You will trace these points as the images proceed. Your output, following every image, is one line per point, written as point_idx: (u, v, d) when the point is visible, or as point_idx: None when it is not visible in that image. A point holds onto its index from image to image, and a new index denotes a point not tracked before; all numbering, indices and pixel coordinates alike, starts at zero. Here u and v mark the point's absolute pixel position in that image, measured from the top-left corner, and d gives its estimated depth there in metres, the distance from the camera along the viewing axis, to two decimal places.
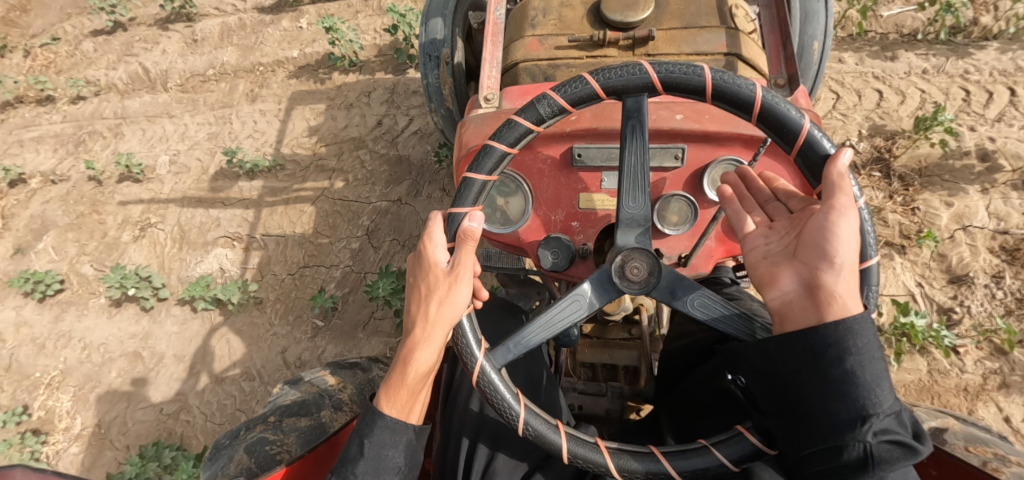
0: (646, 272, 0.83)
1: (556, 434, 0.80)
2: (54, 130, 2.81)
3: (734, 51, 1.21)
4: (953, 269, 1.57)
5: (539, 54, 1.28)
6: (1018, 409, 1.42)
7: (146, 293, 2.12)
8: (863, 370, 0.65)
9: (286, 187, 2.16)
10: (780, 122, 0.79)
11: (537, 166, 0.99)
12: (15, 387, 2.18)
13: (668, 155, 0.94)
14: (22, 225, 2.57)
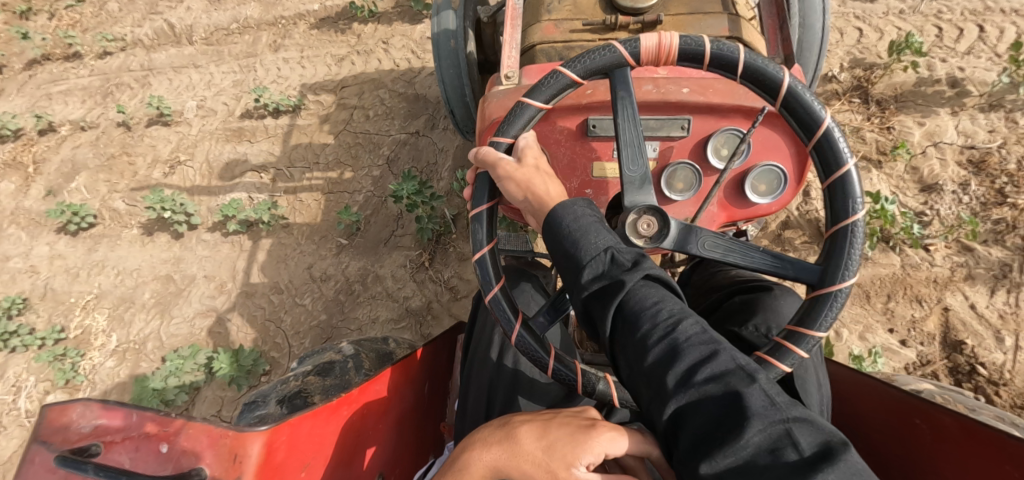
0: (658, 226, 0.88)
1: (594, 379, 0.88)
2: (82, 83, 2.95)
3: (736, 35, 1.28)
4: (924, 179, 1.73)
5: (554, 37, 1.34)
6: (981, 296, 1.58)
7: (181, 219, 2.25)
8: (631, 303, 0.75)
9: (311, 124, 2.32)
10: (763, 80, 0.86)
11: (554, 136, 1.09)
12: (53, 311, 2.32)
13: (675, 126, 1.06)
14: (53, 169, 2.71)
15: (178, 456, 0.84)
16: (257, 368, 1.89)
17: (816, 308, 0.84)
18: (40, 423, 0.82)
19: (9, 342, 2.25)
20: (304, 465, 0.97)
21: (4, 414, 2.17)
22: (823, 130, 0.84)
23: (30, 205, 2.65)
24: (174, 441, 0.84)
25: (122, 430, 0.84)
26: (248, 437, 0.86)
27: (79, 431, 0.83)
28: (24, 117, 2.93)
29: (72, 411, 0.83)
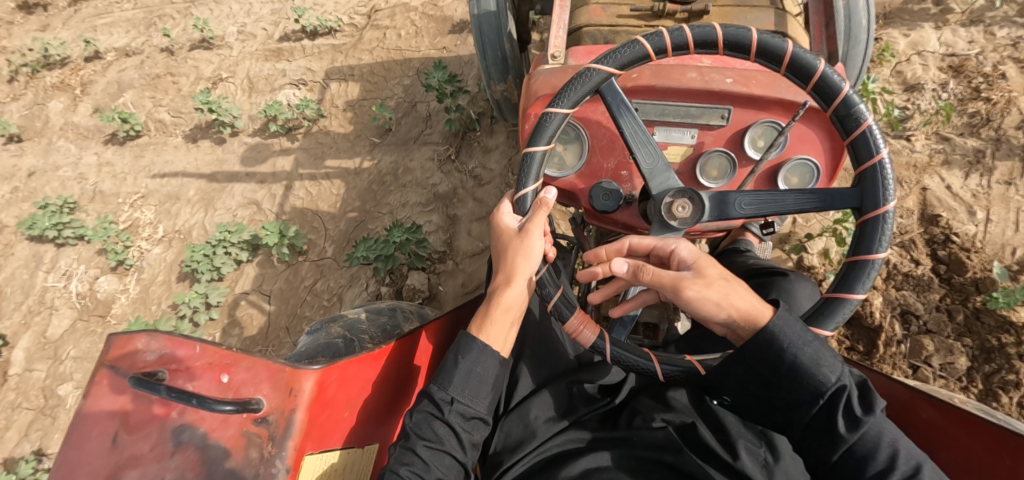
0: (688, 211, 0.99)
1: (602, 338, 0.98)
2: (126, 16, 3.13)
3: (782, 28, 1.38)
4: (908, 81, 1.92)
5: (601, 20, 1.44)
6: (957, 179, 1.76)
7: (226, 121, 2.44)
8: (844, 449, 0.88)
9: (345, 44, 2.52)
10: (771, 54, 0.95)
11: (596, 117, 1.15)
12: (103, 209, 2.53)
13: (715, 115, 1.09)
14: (100, 90, 2.90)
15: (238, 385, 0.94)
16: (297, 244, 2.08)
17: (852, 277, 0.91)
18: (107, 349, 0.92)
19: (63, 233, 2.45)
20: (348, 404, 1.07)
21: (60, 298, 2.37)
22: (862, 130, 0.92)
23: (79, 120, 2.85)
24: (234, 373, 0.94)
25: (187, 360, 0.93)
26: (303, 373, 0.96)
27: (144, 359, 0.92)
28: (73, 47, 3.15)
29: (136, 342, 0.93)
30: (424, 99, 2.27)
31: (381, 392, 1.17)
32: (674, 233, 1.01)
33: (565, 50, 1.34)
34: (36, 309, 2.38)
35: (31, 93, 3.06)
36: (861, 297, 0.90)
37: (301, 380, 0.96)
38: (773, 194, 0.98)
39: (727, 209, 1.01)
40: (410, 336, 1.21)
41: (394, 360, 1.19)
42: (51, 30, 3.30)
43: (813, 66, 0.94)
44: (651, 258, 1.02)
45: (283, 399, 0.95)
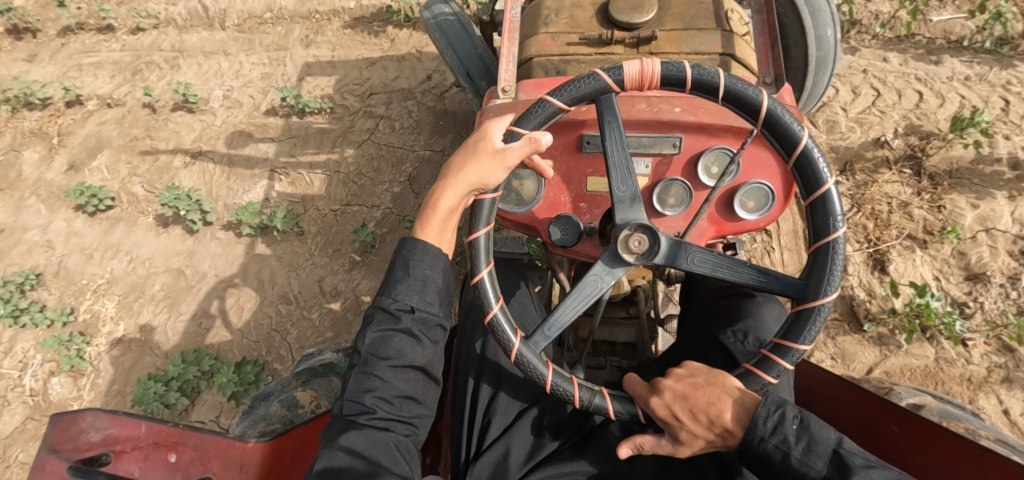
0: (646, 245, 1.03)
1: (567, 385, 1.03)
2: (112, 57, 2.90)
3: (727, 51, 1.44)
4: (970, 266, 1.64)
5: (552, 50, 1.50)
6: (1018, 404, 1.48)
7: (195, 216, 2.24)
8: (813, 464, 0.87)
9: (334, 129, 2.28)
10: (730, 97, 1.01)
11: (551, 150, 1.26)
12: (65, 290, 2.38)
13: (667, 144, 1.21)
14: (78, 143, 2.71)
15: (184, 463, 1.10)
16: (257, 382, 1.89)
17: (799, 327, 0.98)
18: (50, 434, 1.04)
19: (21, 319, 2.31)
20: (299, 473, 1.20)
21: (9, 391, 2.22)
22: (821, 190, 0.98)
23: (52, 178, 2.67)
24: (180, 452, 1.10)
25: (131, 441, 1.09)
26: (249, 450, 1.13)
27: (88, 440, 1.05)
28: (57, 87, 2.96)
29: (80, 422, 1.06)
30: (413, 212, 2.05)
31: None
32: (626, 266, 1.06)
33: (516, 84, 1.41)
34: None
35: (8, 134, 2.87)
36: (805, 347, 0.96)
37: (249, 455, 1.12)
38: (725, 259, 1.03)
39: (680, 257, 1.04)
40: None
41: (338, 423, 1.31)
42: (38, 62, 3.11)
43: (756, 104, 1.00)
44: (595, 287, 1.07)
45: (234, 474, 1.10)
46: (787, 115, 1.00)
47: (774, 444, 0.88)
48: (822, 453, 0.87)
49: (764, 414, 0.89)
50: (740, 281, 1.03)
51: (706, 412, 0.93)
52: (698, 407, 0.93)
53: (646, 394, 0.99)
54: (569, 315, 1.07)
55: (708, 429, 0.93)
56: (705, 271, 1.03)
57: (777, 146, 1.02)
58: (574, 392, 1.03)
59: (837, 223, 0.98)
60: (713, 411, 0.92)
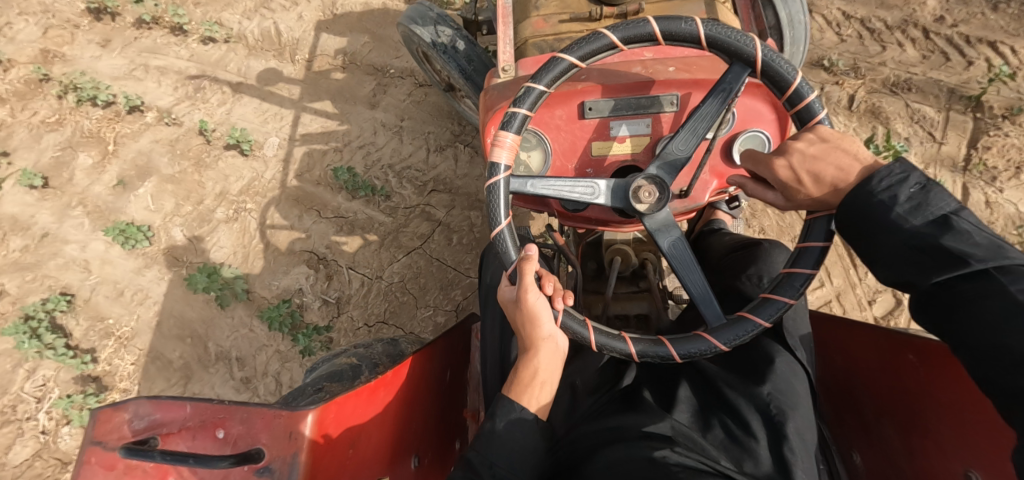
0: (652, 195, 1.25)
1: (623, 343, 1.23)
2: (178, 65, 2.73)
3: (711, 15, 1.77)
4: None
5: (545, 31, 1.81)
6: None
7: (228, 295, 2.11)
8: (912, 218, 1.00)
9: (386, 234, 2.20)
10: (705, 42, 1.20)
11: (553, 122, 1.40)
12: (90, 325, 2.32)
13: (666, 102, 1.36)
14: (128, 158, 2.59)
15: (233, 438, 1.16)
16: None
17: (808, 230, 1.22)
18: (95, 426, 1.11)
19: (44, 353, 2.28)
20: (350, 443, 1.30)
21: (23, 422, 2.24)
22: (753, 60, 1.20)
23: (97, 194, 2.57)
24: (227, 428, 1.16)
25: (176, 423, 1.15)
26: (297, 417, 1.17)
27: (134, 428, 1.12)
28: (124, 83, 2.86)
29: (122, 413, 1.13)
30: None
31: (382, 426, 1.44)
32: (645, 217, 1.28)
33: (514, 64, 1.64)
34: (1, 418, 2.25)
35: (71, 126, 2.79)
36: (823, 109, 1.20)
37: (298, 422, 1.17)
38: (698, 116, 1.24)
39: (676, 163, 1.27)
40: (399, 370, 1.47)
41: (386, 393, 1.44)
42: (111, 49, 2.97)
43: (703, 38, 1.20)
44: (675, 248, 1.30)
45: (284, 444, 1.16)
46: (729, 34, 1.20)
47: (878, 200, 1.04)
48: (933, 208, 1.00)
49: (884, 174, 1.05)
50: (716, 108, 1.24)
51: (830, 178, 1.14)
52: (821, 170, 1.15)
53: (768, 161, 1.22)
54: (699, 278, 1.30)
55: (826, 188, 1.15)
56: (705, 125, 1.24)
57: (736, 62, 1.23)
58: (674, 352, 1.22)
59: (753, 45, 1.20)
60: (838, 175, 1.13)
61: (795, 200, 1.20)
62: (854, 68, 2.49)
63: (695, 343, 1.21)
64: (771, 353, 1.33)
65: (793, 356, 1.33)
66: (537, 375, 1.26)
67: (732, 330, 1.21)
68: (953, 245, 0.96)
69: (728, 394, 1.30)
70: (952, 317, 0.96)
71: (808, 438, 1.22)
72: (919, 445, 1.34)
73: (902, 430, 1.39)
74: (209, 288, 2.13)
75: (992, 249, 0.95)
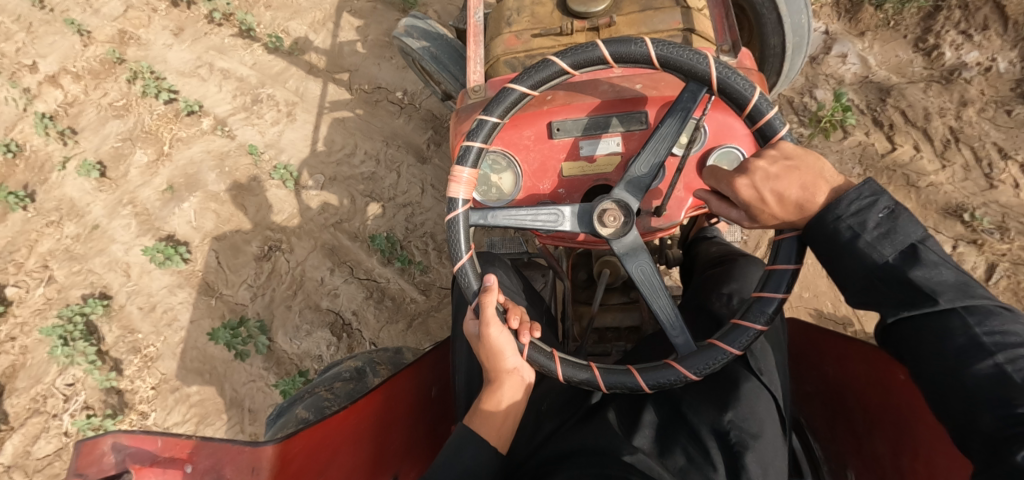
0: (617, 219, 1.20)
1: (589, 373, 1.20)
2: (241, 72, 2.64)
3: (687, 26, 1.57)
4: None
5: (517, 48, 1.64)
6: None
7: (249, 348, 2.14)
8: (883, 247, 0.97)
9: (415, 318, 2.22)
10: (649, 62, 1.17)
11: (522, 142, 1.40)
12: (120, 335, 2.34)
13: (635, 121, 1.35)
14: (180, 164, 2.55)
15: (201, 474, 1.10)
16: None
17: (781, 251, 1.14)
18: (72, 460, 0.99)
19: (74, 357, 2.29)
20: (320, 473, 1.27)
21: (50, 418, 2.29)
22: (706, 79, 1.16)
23: (146, 197, 2.55)
24: (197, 462, 1.11)
25: (150, 455, 1.06)
26: (262, 451, 1.17)
27: (111, 463, 1.01)
28: (189, 81, 2.82)
29: (100, 446, 1.02)
30: None
31: (359, 452, 1.39)
32: (608, 240, 1.23)
33: (484, 85, 1.58)
34: (33, 407, 2.32)
35: (133, 115, 2.76)
36: (780, 126, 1.15)
37: (262, 456, 1.16)
38: (655, 140, 1.21)
39: (640, 185, 1.22)
40: (373, 393, 1.45)
41: (362, 419, 1.41)
42: (182, 40, 2.91)
43: (650, 57, 1.16)
44: (641, 274, 1.25)
45: (248, 478, 1.14)
46: (678, 54, 1.16)
47: (847, 225, 1.00)
48: (901, 239, 0.97)
49: (853, 196, 1.01)
50: (676, 126, 1.20)
51: (805, 198, 1.06)
52: (784, 189, 1.06)
53: (727, 179, 1.12)
54: (666, 302, 1.24)
55: (795, 210, 1.07)
56: (666, 146, 1.21)
57: (691, 82, 1.19)
58: (643, 383, 1.18)
59: (705, 63, 1.15)
60: (803, 195, 1.06)
61: (761, 221, 1.11)
62: (1002, 227, 2.04)
63: (665, 375, 1.17)
64: (738, 377, 1.19)
65: (760, 382, 1.18)
66: (502, 409, 1.20)
67: (702, 359, 1.16)
68: (921, 278, 0.95)
69: (688, 417, 1.18)
70: (913, 352, 0.96)
71: (777, 464, 1.10)
72: (909, 466, 1.24)
73: (893, 448, 1.29)
74: (235, 337, 2.14)
75: (960, 287, 0.94)
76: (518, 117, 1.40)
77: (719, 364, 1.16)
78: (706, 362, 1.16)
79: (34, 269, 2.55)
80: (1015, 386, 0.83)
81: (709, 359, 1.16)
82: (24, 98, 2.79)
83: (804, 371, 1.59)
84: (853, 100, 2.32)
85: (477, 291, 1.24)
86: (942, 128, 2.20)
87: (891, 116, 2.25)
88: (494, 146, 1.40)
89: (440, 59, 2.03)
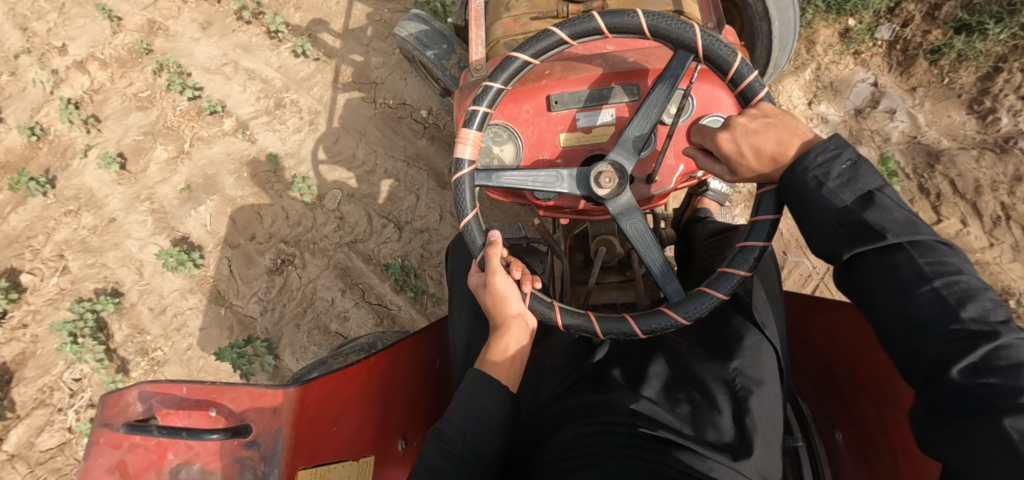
0: (613, 179, 1.26)
1: (586, 320, 1.26)
2: (267, 74, 2.60)
3: (676, 6, 1.68)
4: None
5: (516, 31, 1.72)
6: None
7: (256, 365, 2.16)
8: (840, 193, 1.02)
9: None
10: (639, 32, 1.24)
11: (522, 115, 1.48)
12: (129, 335, 2.34)
13: (625, 92, 1.43)
14: (199, 163, 2.54)
15: (223, 417, 1.25)
16: None
17: (762, 206, 1.21)
18: (103, 408, 1.18)
19: (82, 354, 2.29)
20: (332, 421, 1.38)
21: (55, 412, 2.30)
22: (694, 46, 1.23)
23: (163, 194, 2.53)
24: (218, 408, 1.25)
25: (175, 403, 1.22)
26: (281, 396, 1.30)
27: (139, 410, 1.19)
28: (214, 78, 2.78)
29: (128, 396, 1.20)
30: None
31: (368, 405, 1.50)
32: (605, 199, 1.28)
33: (485, 63, 1.66)
34: (39, 397, 2.33)
35: (156, 108, 2.74)
36: (760, 86, 1.22)
37: (282, 399, 1.29)
38: (648, 107, 1.28)
39: (636, 146, 1.28)
40: (382, 354, 1.55)
41: (371, 375, 1.52)
42: (210, 34, 2.87)
43: (642, 26, 1.22)
44: (635, 232, 1.30)
45: (268, 420, 1.27)
46: (669, 23, 1.22)
47: (812, 176, 1.05)
48: (858, 188, 1.02)
49: (819, 150, 1.05)
50: (668, 89, 1.27)
51: (773, 148, 1.13)
52: (761, 144, 1.14)
53: (714, 136, 1.22)
54: (658, 256, 1.29)
55: (770, 164, 1.14)
56: (658, 110, 1.28)
57: (679, 49, 1.26)
58: (637, 328, 1.23)
59: (692, 31, 1.22)
60: (777, 149, 1.13)
61: (742, 175, 1.20)
62: None
63: (657, 321, 1.23)
64: (742, 332, 1.33)
65: (762, 335, 1.31)
66: (509, 354, 1.33)
67: (692, 304, 1.22)
68: (874, 219, 0.99)
69: (695, 367, 1.29)
70: (864, 291, 0.99)
71: (774, 413, 1.22)
72: (889, 416, 1.36)
73: (876, 405, 1.41)
74: (242, 354, 2.15)
75: (908, 225, 0.97)
76: (518, 91, 1.49)
77: (708, 309, 1.22)
78: (696, 309, 1.22)
79: (49, 258, 2.54)
80: (950, 307, 0.89)
81: (700, 304, 1.22)
82: (52, 81, 2.78)
83: (796, 341, 1.71)
84: (898, 164, 2.18)
85: (482, 246, 1.30)
86: (993, 204, 2.05)
87: (938, 186, 2.11)
88: (496, 120, 1.49)
89: (446, 65, 1.98)
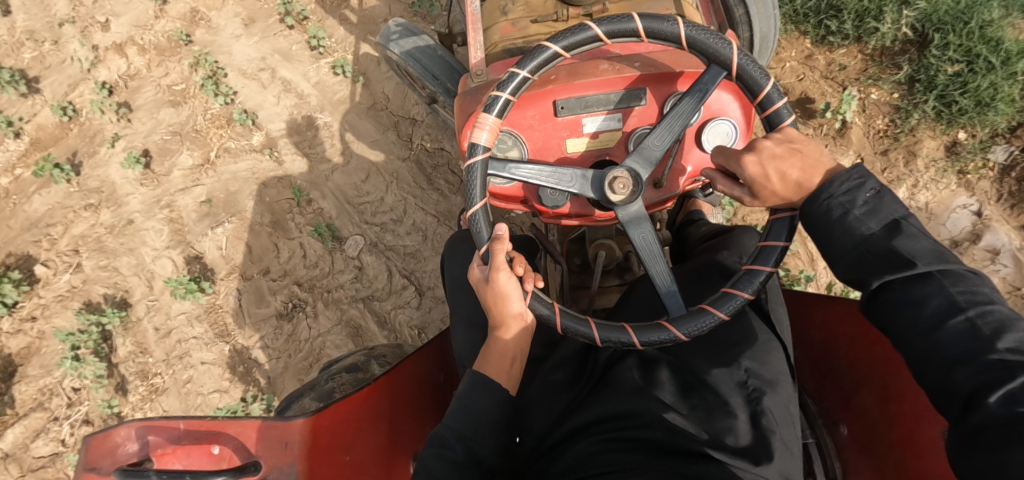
0: (629, 185, 1.11)
1: (585, 325, 1.11)
2: (304, 89, 2.52)
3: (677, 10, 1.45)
4: None
5: (513, 36, 1.47)
6: None
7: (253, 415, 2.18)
8: (865, 222, 0.93)
9: None
10: (665, 37, 1.10)
11: (527, 122, 1.26)
12: (132, 352, 2.27)
13: (635, 98, 1.23)
14: (220, 177, 2.42)
15: (228, 455, 1.16)
16: None
17: (774, 229, 1.09)
18: (89, 449, 1.08)
19: (82, 367, 2.21)
20: (344, 447, 1.23)
21: (51, 420, 2.21)
22: (727, 62, 1.10)
23: (183, 205, 2.40)
24: (222, 445, 1.16)
25: (173, 441, 1.13)
26: (290, 427, 1.19)
27: (133, 449, 1.09)
28: (249, 84, 2.55)
29: (118, 435, 1.10)
30: None
31: (379, 427, 1.31)
32: (618, 205, 1.13)
33: (486, 70, 1.42)
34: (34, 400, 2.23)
35: (188, 107, 2.53)
36: (785, 105, 1.09)
37: (291, 431, 1.18)
38: (669, 117, 1.13)
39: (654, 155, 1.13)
40: (393, 371, 1.39)
41: (382, 395, 1.35)
42: (251, 33, 2.63)
43: (671, 30, 1.08)
44: (642, 241, 1.16)
45: (278, 455, 1.16)
46: (703, 32, 1.09)
47: (837, 202, 0.96)
48: (884, 215, 0.93)
49: (842, 177, 0.97)
50: (692, 98, 1.12)
51: (801, 169, 1.03)
52: (786, 168, 1.03)
53: (735, 156, 1.08)
54: (664, 268, 1.16)
55: (796, 189, 1.03)
56: (681, 121, 1.13)
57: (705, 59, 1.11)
58: (635, 339, 1.09)
59: (720, 42, 1.09)
60: (804, 174, 1.03)
61: (762, 199, 1.08)
62: None
63: (653, 334, 1.09)
64: (750, 330, 1.15)
65: (776, 336, 1.13)
66: (511, 351, 1.16)
67: (696, 319, 1.08)
68: (903, 248, 0.90)
69: (698, 364, 1.13)
70: (890, 325, 0.90)
71: (789, 412, 1.06)
72: (896, 411, 1.15)
73: (879, 397, 1.20)
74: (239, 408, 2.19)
75: (936, 253, 0.89)
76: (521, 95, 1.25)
77: (708, 325, 1.08)
78: (697, 325, 1.09)
79: (65, 251, 2.39)
80: (984, 338, 0.80)
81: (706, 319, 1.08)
82: (91, 60, 2.56)
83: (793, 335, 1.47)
84: None
85: (488, 238, 1.16)
86: None
87: None
88: None
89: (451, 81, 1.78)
